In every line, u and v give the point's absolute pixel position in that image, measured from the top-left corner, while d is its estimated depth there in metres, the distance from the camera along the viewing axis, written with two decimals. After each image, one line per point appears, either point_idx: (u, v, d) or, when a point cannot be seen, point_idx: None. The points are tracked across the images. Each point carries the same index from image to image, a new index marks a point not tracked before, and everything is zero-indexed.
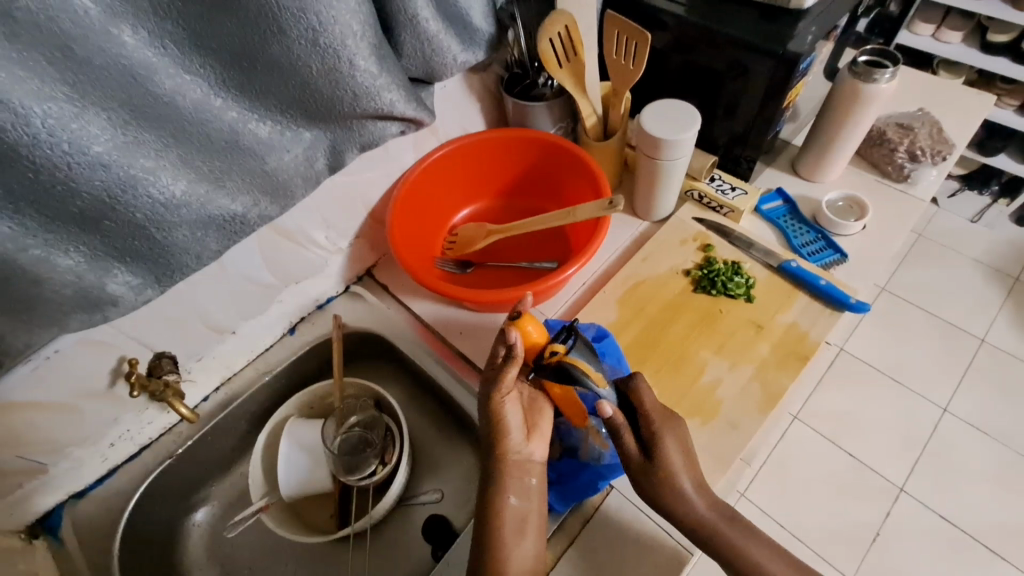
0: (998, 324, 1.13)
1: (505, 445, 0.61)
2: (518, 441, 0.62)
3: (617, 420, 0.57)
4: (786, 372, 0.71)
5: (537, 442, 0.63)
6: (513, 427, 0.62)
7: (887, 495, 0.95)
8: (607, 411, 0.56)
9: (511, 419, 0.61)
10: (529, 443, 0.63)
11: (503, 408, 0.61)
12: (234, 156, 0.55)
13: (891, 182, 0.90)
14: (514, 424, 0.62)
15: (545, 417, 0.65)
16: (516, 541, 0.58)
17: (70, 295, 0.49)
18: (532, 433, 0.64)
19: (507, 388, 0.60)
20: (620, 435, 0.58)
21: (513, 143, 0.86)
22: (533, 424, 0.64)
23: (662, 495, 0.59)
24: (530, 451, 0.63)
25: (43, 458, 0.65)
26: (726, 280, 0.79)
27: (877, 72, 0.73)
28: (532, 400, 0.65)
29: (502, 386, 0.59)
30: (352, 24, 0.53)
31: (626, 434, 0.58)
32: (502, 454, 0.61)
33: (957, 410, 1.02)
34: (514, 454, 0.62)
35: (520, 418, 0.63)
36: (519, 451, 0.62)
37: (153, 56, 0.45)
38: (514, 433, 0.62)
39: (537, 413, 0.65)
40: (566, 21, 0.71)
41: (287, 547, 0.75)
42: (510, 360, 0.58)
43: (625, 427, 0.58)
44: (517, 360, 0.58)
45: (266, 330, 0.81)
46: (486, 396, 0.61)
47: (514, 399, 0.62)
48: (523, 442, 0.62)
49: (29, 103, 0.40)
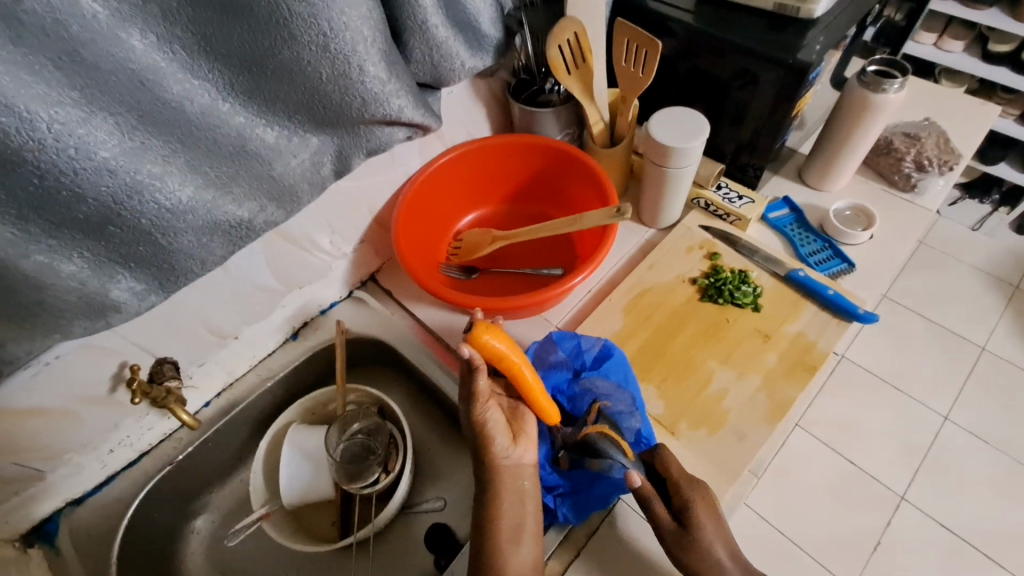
0: (998, 333, 1.04)
1: (492, 449, 0.61)
2: (504, 446, 0.61)
3: (645, 490, 0.58)
4: (794, 383, 0.71)
5: (525, 445, 0.63)
6: (497, 432, 0.62)
7: (888, 503, 0.87)
8: (635, 480, 0.57)
9: (493, 423, 0.62)
10: (516, 447, 0.62)
11: (485, 415, 0.62)
12: (241, 162, 0.54)
13: (898, 191, 0.90)
14: (498, 429, 0.62)
15: (529, 422, 0.65)
16: (515, 550, 0.57)
17: (75, 301, 0.49)
18: (518, 437, 0.63)
19: (483, 396, 0.62)
20: (653, 507, 0.58)
21: (520, 148, 0.85)
22: (519, 430, 0.64)
23: (657, 512, 0.59)
24: (518, 455, 0.62)
25: (42, 464, 0.64)
26: (734, 288, 0.78)
27: (885, 82, 0.73)
28: (514, 410, 0.66)
29: (477, 394, 0.62)
30: (363, 30, 0.53)
31: (657, 502, 0.58)
32: (490, 460, 0.61)
33: (959, 419, 0.94)
34: (503, 460, 0.61)
35: (505, 423, 0.63)
36: (507, 456, 0.61)
37: (162, 60, 0.45)
38: (499, 437, 0.61)
39: (521, 419, 0.65)
40: (574, 29, 0.71)
41: (289, 555, 0.74)
42: (475, 368, 0.61)
43: (654, 496, 0.59)
44: (478, 368, 0.61)
45: (269, 334, 0.80)
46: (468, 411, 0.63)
47: (496, 406, 0.63)
48: (509, 446, 0.62)
49: (35, 108, 0.39)
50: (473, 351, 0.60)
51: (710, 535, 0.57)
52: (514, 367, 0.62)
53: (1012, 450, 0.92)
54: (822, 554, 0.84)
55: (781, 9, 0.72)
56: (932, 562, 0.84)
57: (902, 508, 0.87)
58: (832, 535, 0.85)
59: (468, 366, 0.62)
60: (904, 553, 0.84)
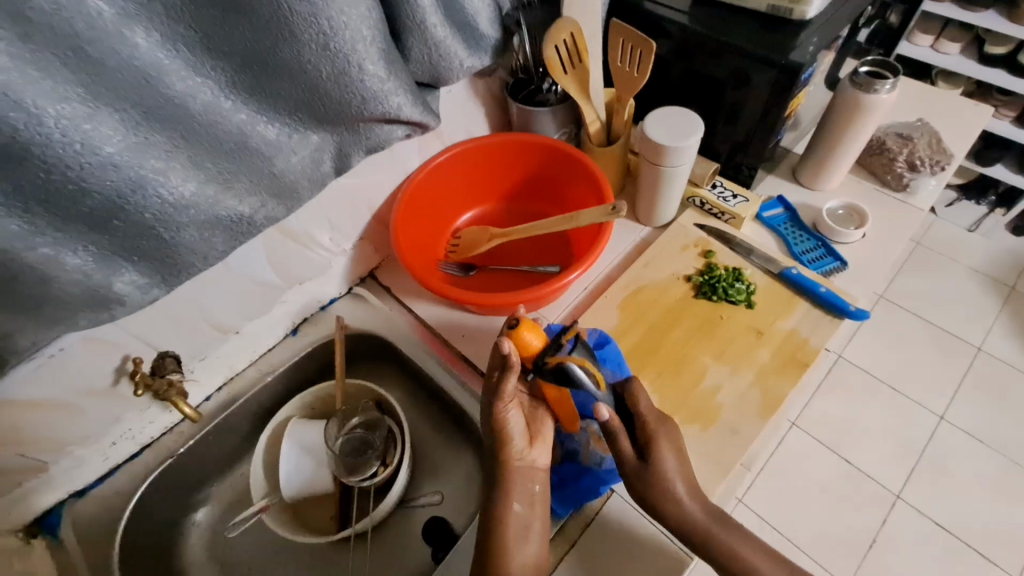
0: (994, 333, 1.04)
1: (508, 451, 0.62)
2: (520, 447, 0.63)
3: (613, 424, 0.57)
4: (786, 380, 0.72)
5: (540, 449, 0.64)
6: (515, 435, 0.62)
7: (883, 501, 0.87)
8: (603, 413, 0.56)
9: (513, 426, 0.62)
10: (532, 449, 0.64)
11: (506, 415, 0.62)
12: (243, 159, 0.55)
13: (891, 191, 0.91)
14: (517, 431, 0.63)
15: (546, 425, 0.66)
16: (520, 548, 0.58)
17: (79, 293, 0.50)
18: (535, 439, 0.64)
19: (509, 397, 0.61)
20: (617, 441, 0.58)
21: (518, 147, 0.86)
22: (536, 431, 0.65)
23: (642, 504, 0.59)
24: (532, 458, 0.63)
25: (45, 456, 0.66)
26: (728, 286, 0.79)
27: (877, 83, 0.74)
28: (534, 410, 0.67)
29: (503, 396, 0.61)
30: (362, 29, 0.54)
31: (622, 436, 0.58)
32: (506, 462, 0.62)
33: (955, 419, 0.93)
34: (518, 461, 0.62)
35: (523, 425, 0.64)
36: (522, 457, 0.63)
37: (165, 57, 0.46)
38: (517, 440, 0.62)
39: (539, 421, 0.66)
40: (571, 29, 0.72)
41: (287, 547, 0.75)
42: (506, 367, 0.59)
43: (621, 430, 0.58)
44: (512, 368, 0.58)
45: (269, 330, 0.81)
46: (488, 408, 0.63)
47: (518, 408, 0.63)
48: (525, 449, 0.63)
49: (43, 103, 0.40)
50: (512, 349, 0.57)
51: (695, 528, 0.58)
52: None
53: (1007, 450, 0.92)
54: (816, 548, 0.85)
55: (774, 10, 0.73)
56: (926, 559, 0.84)
57: (899, 506, 0.87)
58: (827, 533, 0.86)
59: (502, 364, 0.59)
60: (900, 550, 0.85)
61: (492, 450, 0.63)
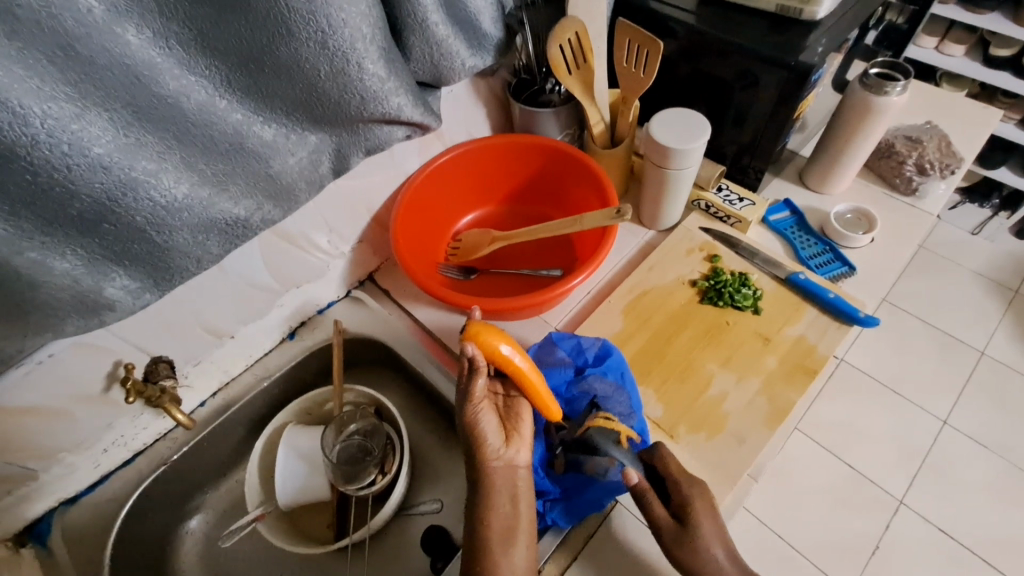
0: (998, 338, 0.98)
1: (484, 451, 0.60)
2: (495, 446, 0.60)
3: (643, 486, 0.58)
4: (794, 388, 0.71)
5: (517, 445, 0.61)
6: (488, 432, 0.60)
7: (885, 507, 0.82)
8: (632, 478, 0.57)
9: (487, 425, 0.60)
10: (509, 447, 0.61)
11: (477, 415, 0.60)
12: (238, 160, 0.54)
13: (899, 195, 0.90)
14: (490, 428, 0.60)
15: (525, 421, 0.63)
16: (506, 552, 0.56)
17: (68, 298, 0.48)
18: (511, 437, 0.62)
19: (478, 395, 0.61)
20: (645, 494, 0.57)
21: (522, 149, 0.84)
22: (513, 429, 0.62)
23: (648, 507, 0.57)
24: (510, 455, 0.60)
25: (34, 463, 0.64)
26: (733, 291, 0.78)
27: (888, 85, 0.72)
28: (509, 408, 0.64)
29: (472, 395, 0.60)
30: (361, 28, 0.52)
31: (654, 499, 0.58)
32: (482, 462, 0.59)
33: (959, 423, 0.89)
34: (495, 461, 0.60)
35: (498, 423, 0.62)
36: (499, 456, 0.60)
37: (158, 56, 0.44)
38: (491, 437, 0.60)
39: (516, 419, 0.63)
40: (576, 28, 0.70)
41: (283, 558, 0.74)
42: (473, 370, 0.60)
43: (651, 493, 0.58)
44: (477, 370, 0.60)
45: (267, 332, 0.79)
46: (460, 411, 0.62)
47: (490, 408, 0.62)
48: (501, 446, 0.60)
49: (29, 102, 0.38)
50: (476, 351, 0.60)
51: (704, 542, 0.56)
52: (517, 372, 0.61)
53: (1008, 454, 0.88)
54: (818, 554, 0.79)
55: (783, 11, 0.72)
56: (930, 565, 0.79)
57: (902, 512, 0.82)
58: (824, 540, 0.80)
59: (469, 368, 0.61)
60: (903, 557, 0.79)
61: (468, 450, 0.61)
